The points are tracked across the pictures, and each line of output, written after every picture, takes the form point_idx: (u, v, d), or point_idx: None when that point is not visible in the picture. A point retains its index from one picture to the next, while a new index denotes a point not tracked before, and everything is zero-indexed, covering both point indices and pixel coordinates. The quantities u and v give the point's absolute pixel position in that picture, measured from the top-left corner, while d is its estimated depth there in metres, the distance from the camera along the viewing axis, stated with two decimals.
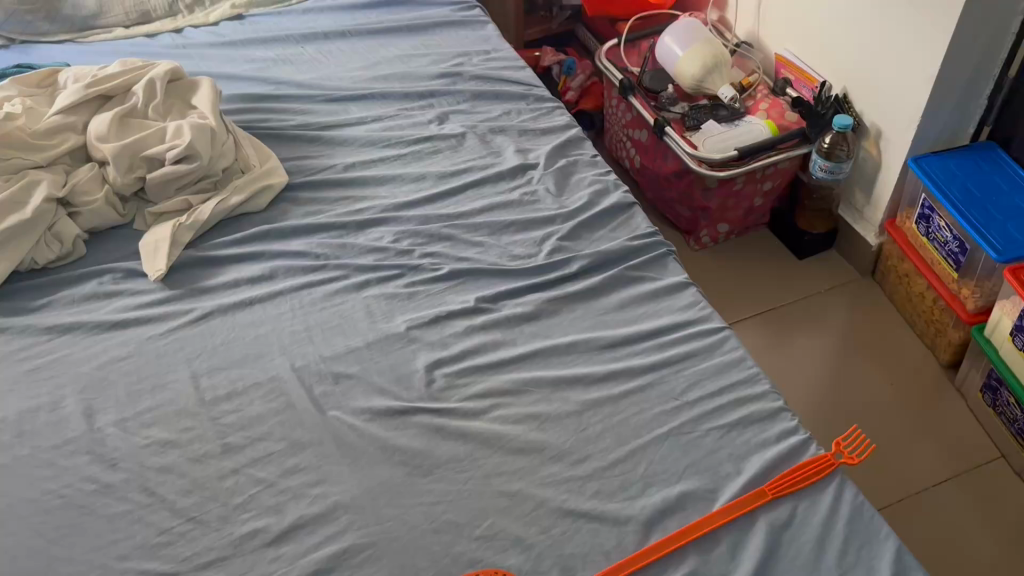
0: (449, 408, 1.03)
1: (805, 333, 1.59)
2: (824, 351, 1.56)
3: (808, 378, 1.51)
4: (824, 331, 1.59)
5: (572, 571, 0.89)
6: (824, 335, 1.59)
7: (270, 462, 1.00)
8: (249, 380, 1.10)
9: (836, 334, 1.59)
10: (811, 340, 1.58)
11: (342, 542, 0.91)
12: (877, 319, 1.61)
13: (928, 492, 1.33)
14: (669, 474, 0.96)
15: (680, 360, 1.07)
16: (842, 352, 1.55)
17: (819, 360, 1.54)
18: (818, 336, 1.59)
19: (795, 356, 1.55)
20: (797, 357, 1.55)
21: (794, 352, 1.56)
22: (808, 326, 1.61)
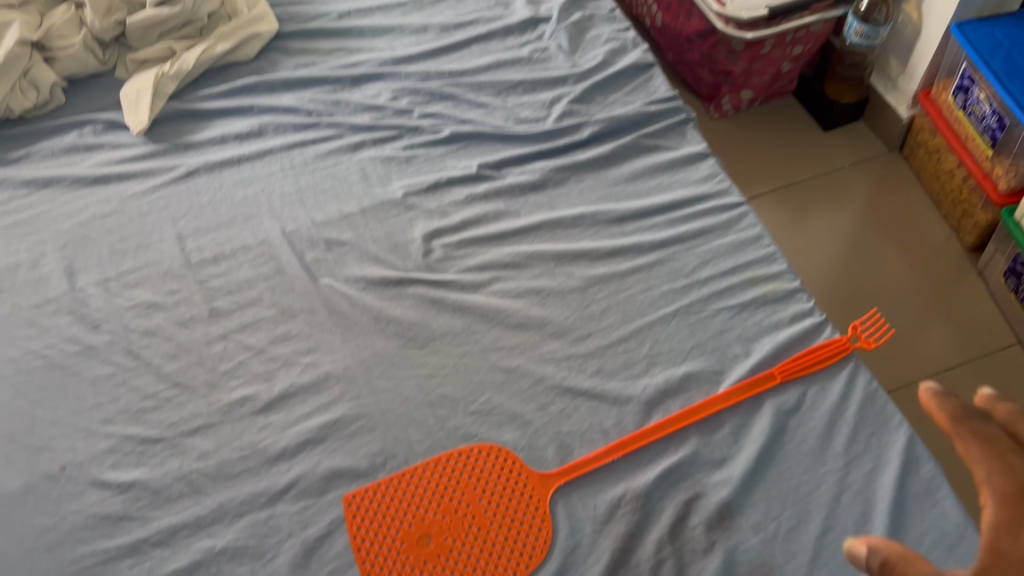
0: (447, 280, 0.98)
1: (824, 211, 1.52)
2: (842, 230, 1.50)
3: (824, 258, 1.46)
4: (844, 209, 1.52)
5: (569, 448, 0.86)
6: (844, 213, 1.52)
7: (259, 329, 0.96)
8: (237, 243, 1.04)
9: (857, 212, 1.52)
10: (829, 219, 1.51)
11: (334, 412, 0.89)
12: (902, 196, 1.53)
13: (938, 376, 1.31)
14: (673, 354, 0.92)
15: (693, 237, 1.01)
16: (861, 231, 1.49)
17: (837, 240, 1.48)
18: (837, 214, 1.52)
19: (811, 234, 1.49)
20: (813, 236, 1.49)
21: (811, 231, 1.50)
22: (829, 203, 1.53)
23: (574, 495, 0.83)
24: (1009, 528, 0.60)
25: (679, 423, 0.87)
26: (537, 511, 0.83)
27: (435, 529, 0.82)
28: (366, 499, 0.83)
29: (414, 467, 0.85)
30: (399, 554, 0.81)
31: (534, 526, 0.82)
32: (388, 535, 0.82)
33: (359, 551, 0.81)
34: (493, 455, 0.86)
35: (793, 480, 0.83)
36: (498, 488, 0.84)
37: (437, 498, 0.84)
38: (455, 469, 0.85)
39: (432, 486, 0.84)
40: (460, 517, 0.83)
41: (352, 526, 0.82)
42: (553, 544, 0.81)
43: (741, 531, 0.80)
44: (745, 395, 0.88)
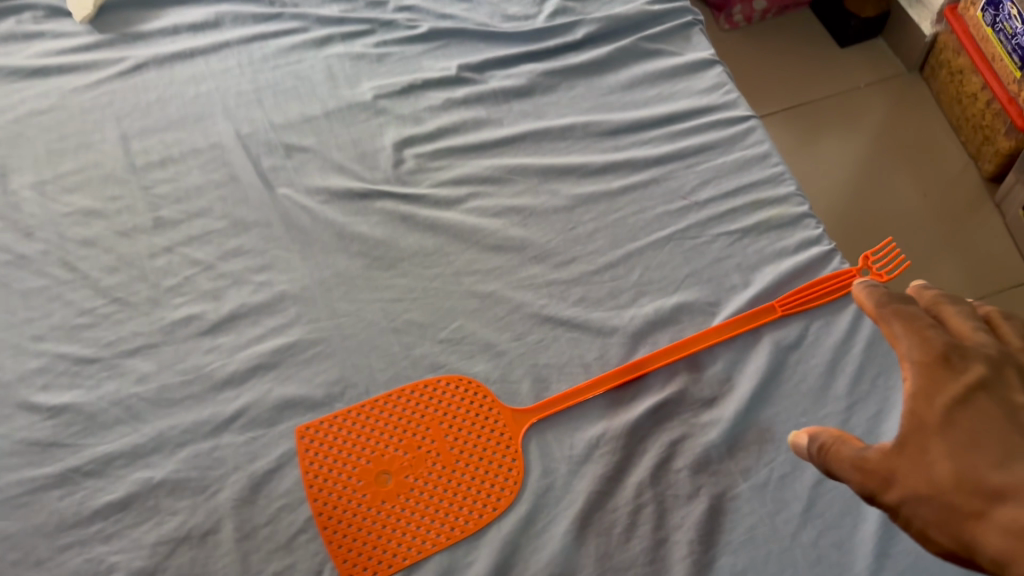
0: (419, 195, 0.88)
1: (834, 135, 1.42)
2: (851, 155, 1.40)
3: (830, 186, 1.37)
4: (854, 134, 1.42)
5: (545, 382, 0.78)
6: (857, 137, 1.42)
7: (209, 242, 0.87)
8: (187, 147, 0.94)
9: (869, 138, 1.41)
10: (839, 143, 1.41)
11: (288, 336, 0.80)
12: (920, 120, 1.42)
13: None
14: (666, 283, 0.83)
15: (693, 155, 0.91)
16: (871, 158, 1.39)
17: (845, 166, 1.39)
18: (848, 139, 1.42)
19: (819, 160, 1.40)
20: (820, 161, 1.40)
21: (819, 156, 1.40)
22: (841, 126, 1.43)
23: (548, 433, 0.76)
24: (926, 400, 0.61)
25: (668, 358, 0.79)
26: (508, 450, 0.75)
27: (396, 466, 0.75)
28: (321, 432, 0.76)
29: (375, 399, 0.77)
30: (354, 492, 0.73)
31: (504, 466, 0.74)
32: (344, 472, 0.74)
33: (310, 488, 0.73)
34: (463, 389, 0.78)
35: (789, 424, 0.76)
36: (467, 425, 0.76)
37: (399, 433, 0.76)
38: (420, 402, 0.77)
39: (395, 419, 0.76)
40: (424, 454, 0.75)
41: (304, 461, 0.74)
42: (524, 485, 0.74)
43: (730, 477, 0.73)
44: (743, 329, 0.80)
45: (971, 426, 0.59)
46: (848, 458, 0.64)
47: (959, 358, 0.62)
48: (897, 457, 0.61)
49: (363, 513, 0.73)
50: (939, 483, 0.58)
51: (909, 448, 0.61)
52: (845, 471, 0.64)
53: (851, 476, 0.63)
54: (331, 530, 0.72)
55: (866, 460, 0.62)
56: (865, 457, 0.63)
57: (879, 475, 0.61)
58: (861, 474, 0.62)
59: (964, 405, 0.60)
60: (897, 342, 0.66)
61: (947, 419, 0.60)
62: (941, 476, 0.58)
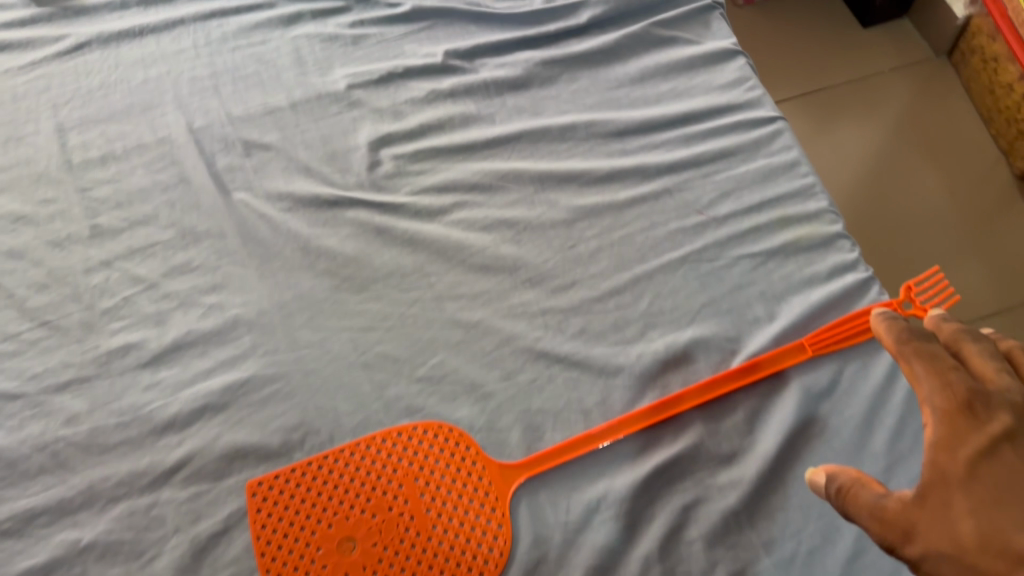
0: (396, 203, 0.77)
1: (855, 123, 1.30)
2: (873, 147, 1.28)
3: (850, 179, 1.25)
4: (877, 123, 1.30)
5: (538, 431, 0.68)
6: (879, 125, 1.30)
7: (152, 256, 0.75)
8: (132, 142, 0.82)
9: (893, 127, 1.29)
10: (860, 132, 1.29)
11: (242, 371, 0.69)
12: (948, 109, 1.30)
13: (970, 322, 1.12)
14: (679, 313, 0.72)
15: (712, 161, 0.79)
16: (895, 149, 1.27)
17: (866, 158, 1.27)
18: (869, 127, 1.29)
19: (838, 150, 1.27)
20: (838, 151, 1.28)
21: (838, 146, 1.28)
22: (862, 113, 1.31)
23: (541, 492, 0.66)
24: (949, 451, 0.55)
25: (680, 406, 0.68)
26: (493, 514, 0.65)
27: (361, 531, 0.64)
28: (276, 489, 0.65)
29: (340, 449, 0.67)
30: (313, 563, 0.63)
31: (488, 533, 0.64)
32: (301, 538, 0.64)
33: (262, 557, 0.63)
34: (442, 439, 0.67)
35: None
36: (446, 482, 0.66)
37: (367, 492, 0.66)
38: (392, 454, 0.67)
39: (362, 474, 0.66)
40: (395, 517, 0.65)
41: (256, 524, 0.64)
42: (511, 557, 0.63)
43: (750, 550, 0.63)
44: (767, 372, 0.69)
45: (998, 482, 0.52)
46: (866, 505, 0.56)
47: (985, 404, 0.55)
48: (917, 510, 0.54)
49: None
50: (962, 541, 0.51)
51: (932, 499, 0.54)
52: (863, 519, 0.56)
53: (868, 524, 0.56)
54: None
55: (885, 509, 0.55)
56: (885, 507, 0.55)
57: (899, 526, 0.54)
58: (879, 523, 0.55)
59: (990, 458, 0.53)
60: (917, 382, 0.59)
61: (972, 473, 0.53)
62: (965, 534, 0.51)
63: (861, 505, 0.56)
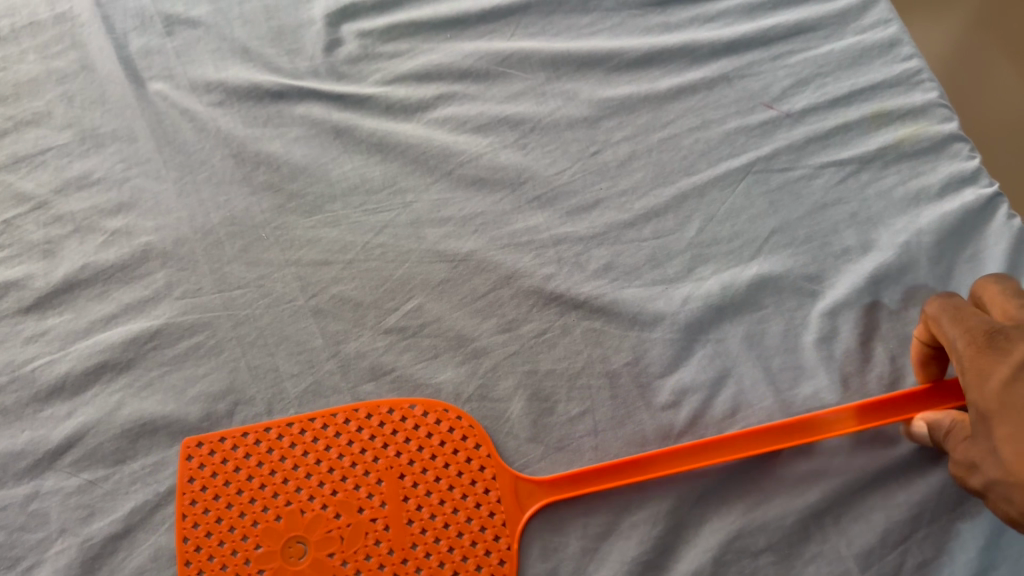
0: (360, 95, 0.58)
1: (926, 15, 0.92)
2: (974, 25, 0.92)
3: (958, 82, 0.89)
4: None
5: (548, 402, 0.50)
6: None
7: (43, 166, 0.57)
8: (23, 18, 0.62)
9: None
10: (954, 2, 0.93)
11: (153, 318, 0.52)
12: None
13: None
14: (738, 243, 0.53)
15: (784, 38, 0.59)
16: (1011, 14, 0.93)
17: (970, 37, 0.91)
18: None
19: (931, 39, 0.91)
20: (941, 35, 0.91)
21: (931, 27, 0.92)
22: None
23: (563, 489, 0.48)
24: (978, 382, 0.41)
25: (781, 440, 0.48)
26: (495, 547, 0.47)
27: (316, 540, 0.47)
28: (220, 456, 0.49)
29: (310, 417, 0.50)
30: (248, 564, 0.47)
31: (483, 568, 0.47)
32: (239, 527, 0.48)
33: (183, 543, 0.47)
34: (446, 426, 0.50)
35: (931, 479, 0.48)
36: (442, 491, 0.49)
37: (335, 482, 0.49)
38: (377, 434, 0.50)
39: (332, 458, 0.49)
40: (364, 523, 0.48)
41: (184, 497, 0.48)
42: None
43: (838, 565, 0.46)
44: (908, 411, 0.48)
45: None
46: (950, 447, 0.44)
47: (1005, 332, 0.42)
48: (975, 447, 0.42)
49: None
50: (1009, 472, 0.38)
51: (982, 428, 0.41)
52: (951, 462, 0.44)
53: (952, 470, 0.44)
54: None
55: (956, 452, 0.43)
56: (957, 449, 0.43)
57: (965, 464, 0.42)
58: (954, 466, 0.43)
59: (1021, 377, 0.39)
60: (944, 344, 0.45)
61: (1006, 399, 0.39)
62: (1007, 457, 0.39)
63: (950, 443, 0.44)
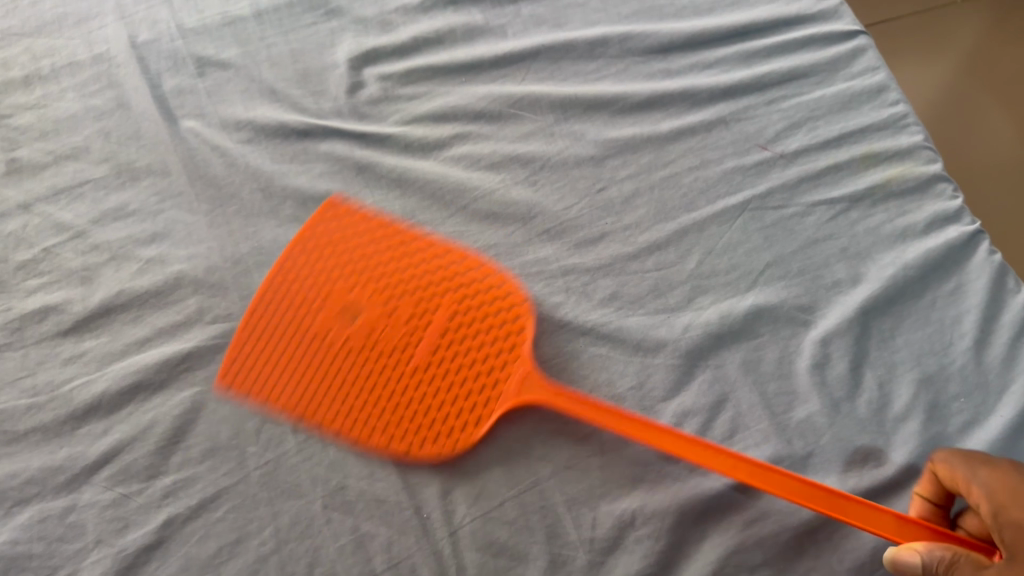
0: (381, 134, 0.62)
1: (925, 59, 1.07)
2: (944, 86, 1.05)
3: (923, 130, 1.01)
4: (955, 61, 1.07)
5: (557, 422, 0.53)
6: (944, 62, 1.07)
7: (81, 198, 0.61)
8: (62, 59, 0.67)
9: (962, 64, 1.06)
10: (926, 66, 1.07)
11: (185, 342, 0.55)
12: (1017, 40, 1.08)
13: None
14: (736, 275, 0.57)
15: (778, 84, 0.63)
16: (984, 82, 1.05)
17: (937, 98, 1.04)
18: (935, 62, 1.07)
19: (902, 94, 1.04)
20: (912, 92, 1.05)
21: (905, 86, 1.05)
22: (922, 50, 1.08)
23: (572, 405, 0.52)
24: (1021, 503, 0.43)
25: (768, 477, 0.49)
26: (483, 410, 0.53)
27: (347, 328, 0.54)
28: (333, 225, 0.57)
29: (409, 242, 0.57)
30: (303, 321, 0.55)
31: (458, 427, 0.52)
32: (314, 288, 0.55)
33: (271, 276, 0.56)
34: (501, 291, 0.56)
35: None
36: (472, 342, 0.54)
37: (403, 300, 0.55)
38: (444, 274, 0.56)
39: (410, 280, 0.55)
40: (405, 341, 0.54)
41: (298, 242, 0.57)
42: None
43: None
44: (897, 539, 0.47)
45: None
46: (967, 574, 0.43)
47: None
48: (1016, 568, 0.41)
49: (290, 351, 0.54)
50: None
51: None
52: None
53: None
54: (240, 343, 0.54)
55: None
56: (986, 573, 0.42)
57: None
58: None
59: None
60: (960, 490, 0.46)
61: None
62: None
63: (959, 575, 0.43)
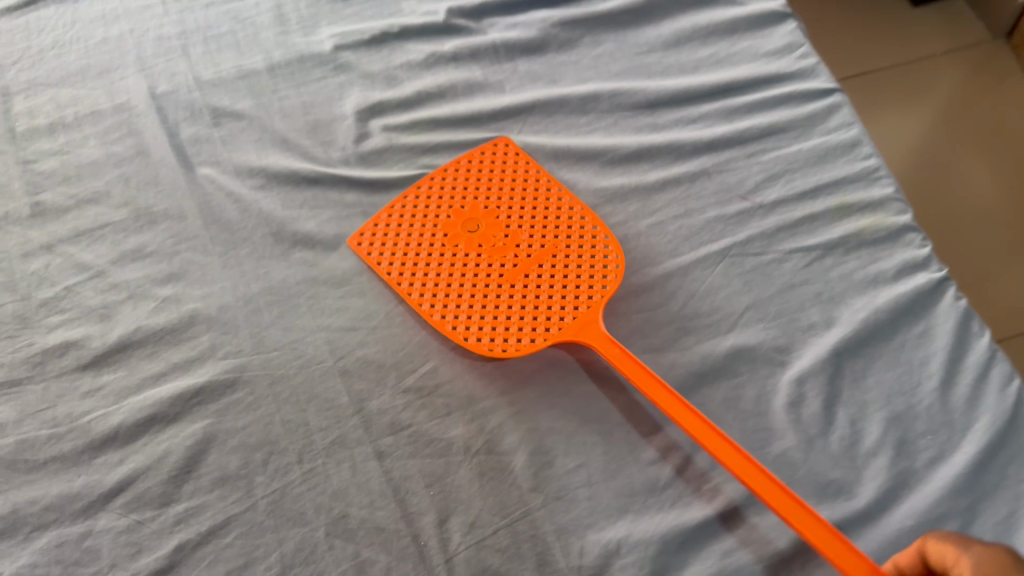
0: (386, 182, 0.66)
1: (906, 110, 1.13)
2: (923, 134, 1.11)
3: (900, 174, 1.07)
4: (934, 109, 1.13)
5: (548, 455, 0.56)
6: (923, 111, 1.13)
7: (102, 239, 0.64)
8: (85, 108, 0.71)
9: (941, 113, 1.12)
10: (906, 114, 1.13)
11: (197, 376, 0.58)
12: (994, 91, 1.14)
13: None
14: (717, 317, 0.60)
15: (757, 139, 0.67)
16: (962, 128, 1.11)
17: (915, 144, 1.10)
18: (915, 111, 1.13)
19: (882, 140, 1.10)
20: (892, 137, 1.11)
21: (884, 131, 1.11)
22: (903, 98, 1.14)
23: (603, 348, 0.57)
24: None
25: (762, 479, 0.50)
26: (540, 332, 0.59)
27: (459, 238, 0.62)
28: (483, 161, 0.66)
29: (536, 199, 0.64)
30: (428, 226, 0.63)
31: (511, 338, 0.59)
32: (445, 206, 0.64)
33: (417, 185, 0.65)
34: (603, 253, 0.61)
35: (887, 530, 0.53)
36: (557, 282, 0.60)
37: (512, 242, 0.62)
38: (553, 225, 0.63)
39: (525, 229, 0.62)
40: (500, 273, 0.61)
41: (453, 165, 0.65)
42: None
43: None
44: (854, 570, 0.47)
45: None
46: None
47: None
48: None
49: (407, 248, 0.62)
50: None
51: None
52: None
53: None
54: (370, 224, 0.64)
55: None
56: None
57: None
58: None
59: None
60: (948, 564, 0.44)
61: None
62: None
63: None
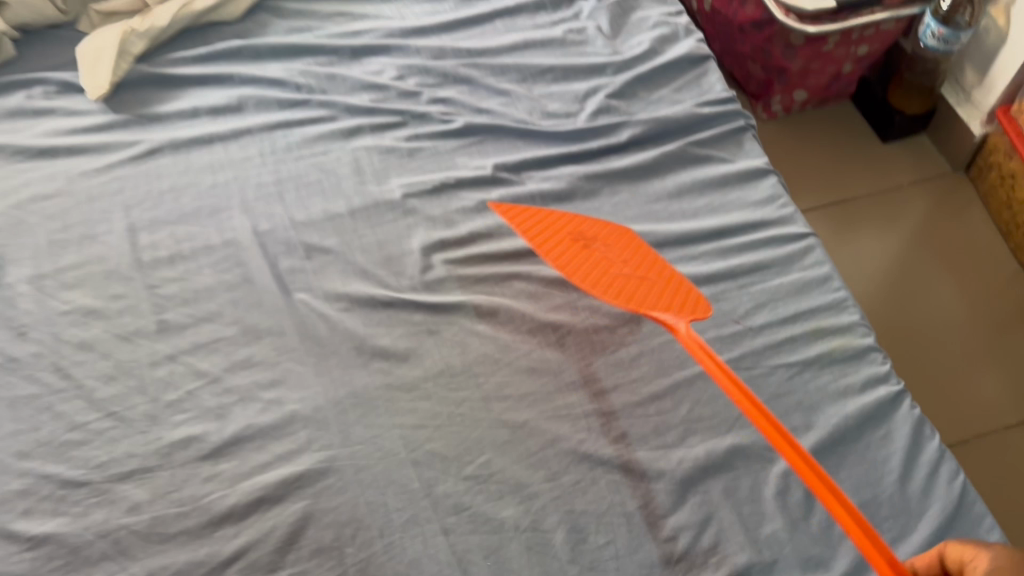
0: (447, 305, 0.81)
1: (875, 234, 1.29)
2: (892, 254, 1.27)
3: (872, 290, 1.23)
4: (902, 232, 1.29)
5: (582, 533, 0.69)
6: (893, 234, 1.29)
7: (216, 351, 0.79)
8: (199, 243, 0.87)
9: (908, 236, 1.29)
10: (878, 235, 1.29)
11: (297, 465, 0.72)
12: (954, 220, 1.31)
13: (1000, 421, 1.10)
14: (718, 420, 0.75)
15: (747, 273, 0.83)
16: (927, 251, 1.27)
17: (886, 263, 1.26)
18: (886, 232, 1.29)
19: (857, 257, 1.26)
20: (866, 254, 1.27)
21: (859, 249, 1.27)
22: (876, 220, 1.31)
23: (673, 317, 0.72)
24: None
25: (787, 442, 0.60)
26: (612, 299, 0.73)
27: (588, 244, 0.80)
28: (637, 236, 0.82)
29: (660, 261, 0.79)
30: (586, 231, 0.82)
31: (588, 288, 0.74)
32: (603, 231, 0.81)
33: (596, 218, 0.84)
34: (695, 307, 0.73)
35: None
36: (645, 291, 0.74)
37: (632, 267, 0.77)
38: (664, 269, 0.78)
39: (644, 267, 0.77)
40: (611, 270, 0.77)
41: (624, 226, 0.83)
42: None
43: None
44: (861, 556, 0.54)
45: None
46: None
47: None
48: None
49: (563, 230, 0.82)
50: None
51: None
52: None
53: None
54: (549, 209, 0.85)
55: None
56: None
57: None
58: None
59: None
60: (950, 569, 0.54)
61: None
62: None
63: None
